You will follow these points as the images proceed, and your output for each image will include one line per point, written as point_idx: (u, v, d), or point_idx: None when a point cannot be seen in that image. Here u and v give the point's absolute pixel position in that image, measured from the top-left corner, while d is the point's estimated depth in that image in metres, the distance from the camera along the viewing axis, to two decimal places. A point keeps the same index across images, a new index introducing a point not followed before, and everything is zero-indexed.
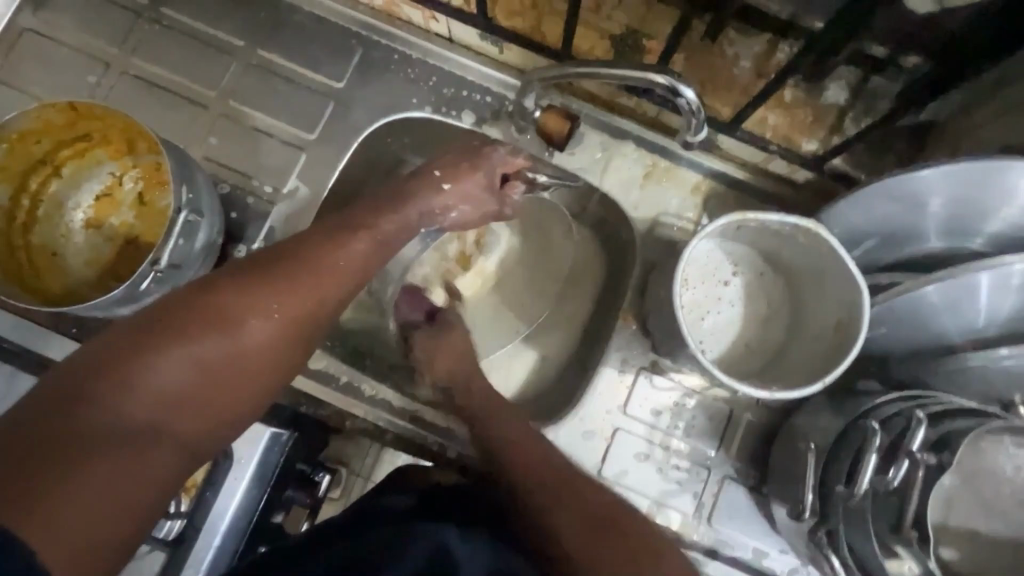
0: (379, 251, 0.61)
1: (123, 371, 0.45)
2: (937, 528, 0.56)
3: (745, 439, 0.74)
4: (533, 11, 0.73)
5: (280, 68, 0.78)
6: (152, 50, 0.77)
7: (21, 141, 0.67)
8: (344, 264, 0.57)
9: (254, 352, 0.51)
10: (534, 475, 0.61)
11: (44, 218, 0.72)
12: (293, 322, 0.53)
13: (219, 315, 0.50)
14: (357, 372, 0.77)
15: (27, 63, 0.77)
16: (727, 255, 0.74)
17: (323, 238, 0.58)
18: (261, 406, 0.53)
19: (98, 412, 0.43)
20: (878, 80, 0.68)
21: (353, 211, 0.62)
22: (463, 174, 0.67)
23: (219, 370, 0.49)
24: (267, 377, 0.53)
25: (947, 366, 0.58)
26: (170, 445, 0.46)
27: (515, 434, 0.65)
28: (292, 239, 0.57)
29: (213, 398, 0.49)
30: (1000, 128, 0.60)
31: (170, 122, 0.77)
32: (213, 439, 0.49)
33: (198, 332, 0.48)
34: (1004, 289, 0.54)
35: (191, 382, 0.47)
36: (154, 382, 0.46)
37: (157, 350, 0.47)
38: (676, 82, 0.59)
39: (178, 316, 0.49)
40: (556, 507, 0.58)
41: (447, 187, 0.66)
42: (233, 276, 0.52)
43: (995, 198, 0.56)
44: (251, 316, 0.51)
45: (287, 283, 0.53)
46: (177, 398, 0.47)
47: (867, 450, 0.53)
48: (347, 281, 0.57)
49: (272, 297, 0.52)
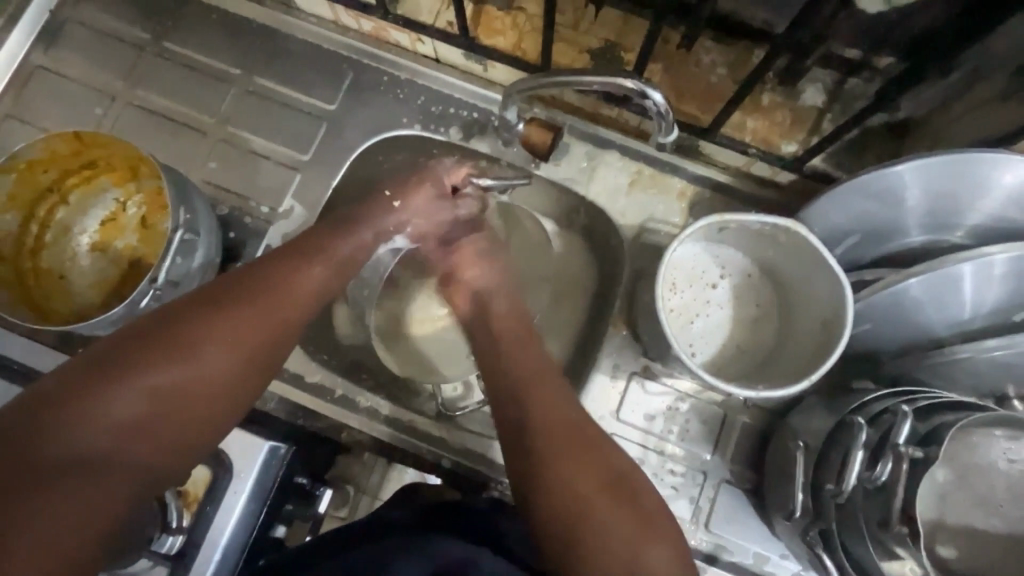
0: (342, 274, 0.64)
1: (78, 403, 0.46)
2: (933, 525, 0.55)
3: (741, 442, 0.73)
4: (514, 31, 0.77)
5: (275, 94, 0.81)
6: (155, 81, 0.82)
7: (30, 171, 0.71)
8: (301, 290, 0.59)
9: (213, 378, 0.52)
10: (552, 442, 0.58)
11: (51, 244, 0.76)
12: (250, 348, 0.54)
13: (175, 344, 0.51)
14: (351, 385, 0.79)
15: (39, 97, 0.81)
16: (713, 258, 0.74)
17: (281, 264, 0.59)
18: (223, 432, 0.54)
19: (54, 446, 0.45)
20: (854, 82, 0.71)
21: (316, 235, 0.64)
22: (412, 189, 0.71)
23: (176, 399, 0.50)
24: (228, 403, 0.53)
25: (937, 360, 0.58)
26: (127, 472, 0.48)
27: (556, 413, 0.60)
28: (249, 266, 0.58)
29: (170, 426, 0.50)
30: (974, 122, 0.61)
31: (173, 149, 0.80)
32: (172, 465, 0.50)
33: (153, 361, 0.50)
34: (987, 281, 0.55)
35: (148, 411, 0.49)
36: (110, 412, 0.47)
37: (114, 381, 0.48)
38: (644, 86, 0.61)
39: (135, 347, 0.50)
40: (576, 469, 0.57)
41: (397, 204, 0.70)
42: (191, 304, 0.54)
43: (969, 189, 0.57)
44: (207, 344, 0.52)
45: (242, 310, 0.55)
46: (134, 428, 0.48)
47: (855, 447, 0.53)
48: (306, 306, 0.59)
49: (228, 325, 0.53)
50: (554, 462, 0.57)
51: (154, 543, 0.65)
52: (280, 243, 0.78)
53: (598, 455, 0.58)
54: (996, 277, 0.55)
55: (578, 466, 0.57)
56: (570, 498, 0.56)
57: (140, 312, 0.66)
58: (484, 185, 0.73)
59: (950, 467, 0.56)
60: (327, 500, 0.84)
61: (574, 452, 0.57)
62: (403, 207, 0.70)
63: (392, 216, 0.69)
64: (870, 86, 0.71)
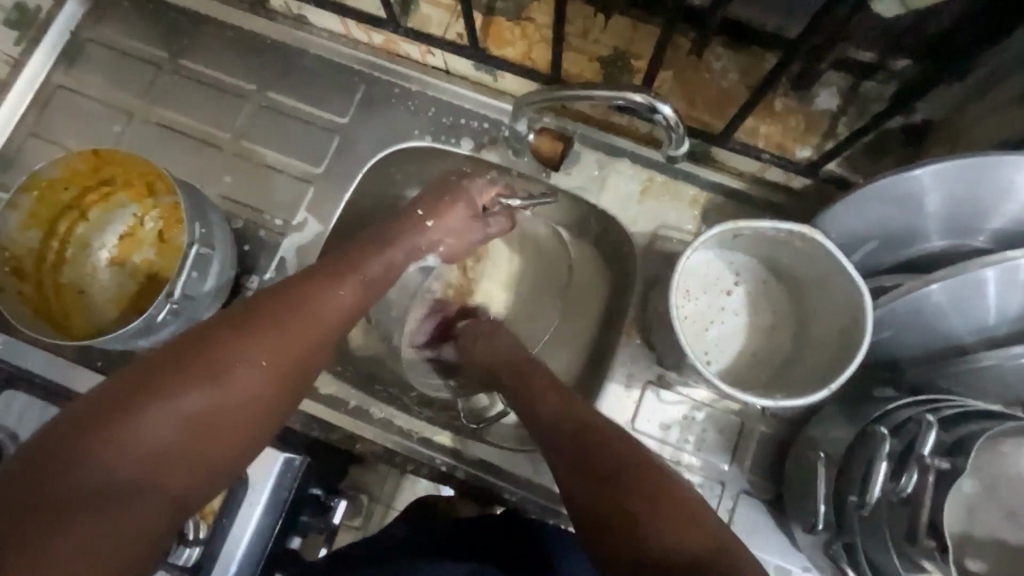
0: (369, 292, 0.64)
1: (107, 428, 0.46)
2: (961, 539, 0.54)
3: (759, 452, 0.72)
4: (523, 41, 0.77)
5: (289, 108, 0.82)
6: (172, 97, 0.83)
7: (50, 188, 0.72)
8: (331, 311, 0.59)
9: (241, 402, 0.52)
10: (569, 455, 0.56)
11: (72, 259, 0.77)
12: (278, 370, 0.55)
13: (205, 368, 0.51)
14: (367, 397, 0.77)
15: (60, 116, 0.84)
16: (728, 265, 0.73)
17: (309, 284, 0.59)
18: (250, 454, 0.54)
19: (86, 471, 0.45)
20: (869, 84, 0.70)
21: (342, 254, 0.65)
22: (445, 209, 0.71)
23: (204, 424, 0.50)
24: (257, 426, 0.54)
25: (960, 367, 0.57)
26: (159, 497, 0.47)
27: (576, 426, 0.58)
28: (281, 287, 0.58)
29: (198, 450, 0.50)
30: (995, 123, 0.60)
31: (189, 164, 0.82)
32: (202, 488, 0.51)
33: (186, 385, 0.50)
34: (1012, 286, 0.54)
35: (176, 436, 0.49)
36: (140, 437, 0.47)
37: (143, 405, 0.48)
38: (653, 99, 0.61)
39: (163, 370, 0.50)
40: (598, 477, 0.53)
41: (431, 224, 0.70)
42: (222, 327, 0.54)
43: (992, 194, 0.56)
44: (239, 368, 0.52)
45: (273, 333, 0.55)
46: (162, 452, 0.48)
47: (878, 458, 0.52)
48: (335, 328, 0.59)
49: (260, 348, 0.54)
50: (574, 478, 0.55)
51: (171, 556, 0.65)
52: (293, 255, 0.79)
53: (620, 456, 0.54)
54: (1021, 282, 0.53)
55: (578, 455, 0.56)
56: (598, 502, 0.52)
57: (157, 327, 0.67)
58: (513, 206, 0.75)
59: (977, 479, 0.54)
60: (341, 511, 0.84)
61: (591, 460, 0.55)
62: (435, 227, 0.71)
63: (423, 236, 0.70)
64: (886, 89, 0.70)
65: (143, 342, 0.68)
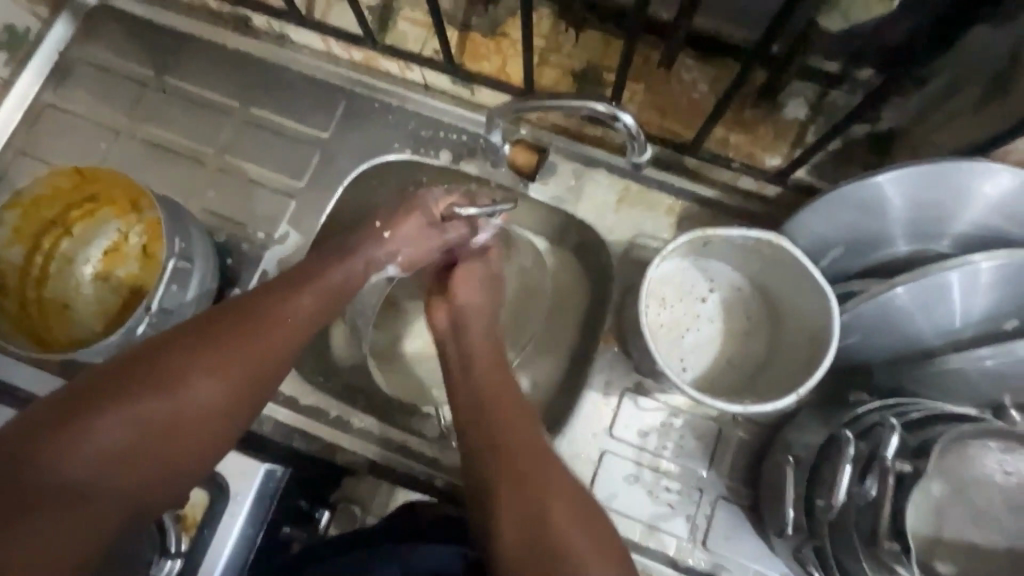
0: (333, 301, 0.64)
1: (65, 432, 0.48)
2: (929, 541, 0.55)
3: (736, 457, 0.72)
4: (498, 55, 0.79)
5: (271, 123, 0.84)
6: (156, 115, 0.85)
7: (34, 205, 0.74)
8: (293, 318, 0.60)
9: (199, 409, 0.53)
10: (523, 468, 0.58)
11: (55, 274, 0.78)
12: (237, 377, 0.55)
13: (163, 375, 0.52)
14: (346, 406, 0.78)
15: (46, 134, 0.85)
16: (702, 272, 0.74)
17: (271, 294, 0.60)
18: (211, 461, 0.55)
19: (44, 472, 0.47)
20: (836, 94, 0.72)
21: (307, 264, 0.66)
22: (401, 219, 0.70)
23: (161, 429, 0.51)
24: (216, 433, 0.54)
25: (929, 371, 0.58)
26: (114, 500, 0.49)
27: (521, 436, 0.61)
28: (244, 296, 0.60)
29: (156, 455, 0.51)
30: (955, 131, 0.61)
31: (172, 179, 0.83)
32: (158, 493, 0.52)
33: (143, 390, 0.51)
34: (975, 289, 0.55)
35: (134, 439, 0.50)
36: (96, 442, 0.48)
37: (101, 410, 0.49)
38: (614, 108, 0.62)
39: (124, 375, 0.51)
40: (534, 485, 0.57)
41: (388, 235, 0.69)
42: (183, 335, 0.55)
43: (949, 198, 0.58)
44: (196, 374, 0.53)
45: (232, 340, 0.56)
46: (118, 456, 0.49)
47: (843, 461, 0.52)
48: (297, 336, 0.60)
49: (219, 355, 0.55)
50: (508, 487, 0.57)
51: (153, 569, 0.64)
52: (275, 268, 0.80)
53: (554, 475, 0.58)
54: (983, 285, 0.54)
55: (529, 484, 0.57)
56: (545, 519, 0.54)
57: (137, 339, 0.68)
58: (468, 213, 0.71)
59: (944, 481, 0.55)
60: (325, 522, 0.85)
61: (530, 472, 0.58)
62: (392, 238, 0.69)
63: (381, 246, 0.69)
64: (853, 98, 0.71)
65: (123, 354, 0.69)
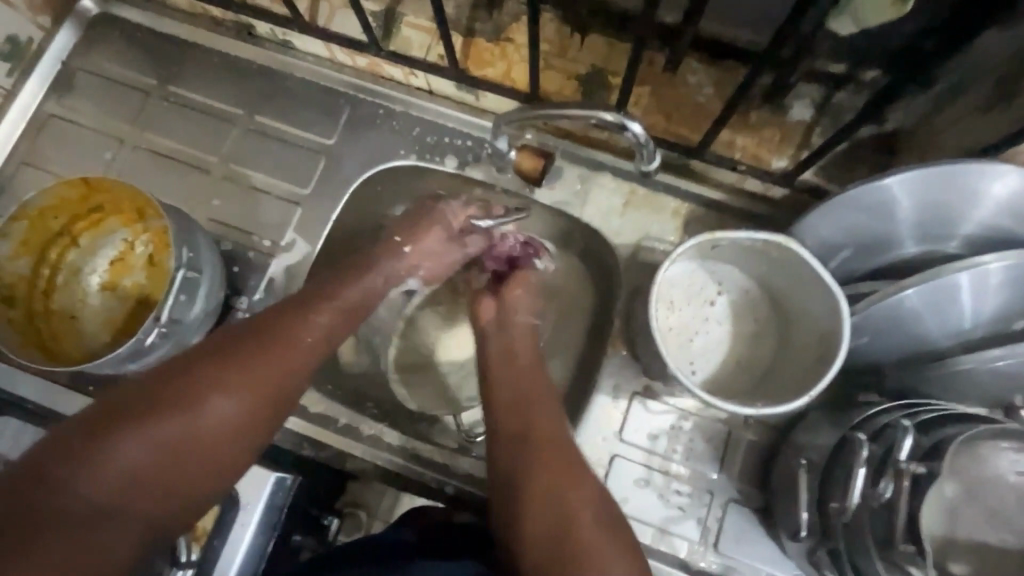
0: (349, 320, 0.65)
1: (85, 452, 0.48)
2: (944, 543, 0.55)
3: (747, 460, 0.72)
4: (503, 60, 0.79)
5: (276, 131, 0.84)
6: (161, 124, 0.85)
7: (40, 217, 0.74)
8: (311, 339, 0.60)
9: (219, 430, 0.53)
10: (546, 471, 0.58)
11: (62, 285, 0.78)
12: (254, 397, 0.55)
13: (182, 395, 0.52)
14: (355, 414, 0.78)
15: (50, 145, 0.85)
16: (710, 275, 0.74)
17: (288, 315, 0.61)
18: (229, 483, 0.54)
19: (66, 493, 0.47)
20: (842, 95, 0.72)
21: (323, 282, 0.66)
22: (422, 233, 0.73)
23: (180, 450, 0.51)
24: (236, 455, 0.54)
25: (940, 372, 0.58)
26: (133, 522, 0.49)
27: (549, 438, 0.61)
28: (263, 315, 0.60)
29: (175, 475, 0.51)
30: (961, 132, 0.61)
31: (178, 189, 0.83)
32: (177, 515, 0.51)
33: (165, 412, 0.51)
34: (985, 290, 0.55)
35: (155, 461, 0.50)
36: (115, 462, 0.48)
37: (122, 430, 0.49)
38: (622, 117, 0.62)
39: (146, 396, 0.51)
40: (562, 505, 0.56)
41: (407, 250, 0.72)
42: (205, 355, 0.55)
43: (959, 201, 0.58)
44: (216, 395, 0.53)
45: (252, 360, 0.56)
46: (137, 479, 0.49)
47: (856, 463, 0.53)
48: (314, 354, 0.60)
49: (239, 375, 0.55)
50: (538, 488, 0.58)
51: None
52: (282, 275, 0.80)
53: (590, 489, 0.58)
54: (993, 286, 0.54)
55: (554, 491, 0.57)
56: (563, 526, 0.55)
57: (146, 350, 0.68)
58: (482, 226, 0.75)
59: (958, 482, 0.55)
60: (332, 530, 0.85)
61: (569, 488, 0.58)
62: (413, 252, 0.72)
63: (401, 261, 0.71)
64: (858, 99, 0.71)
65: (132, 365, 0.69)
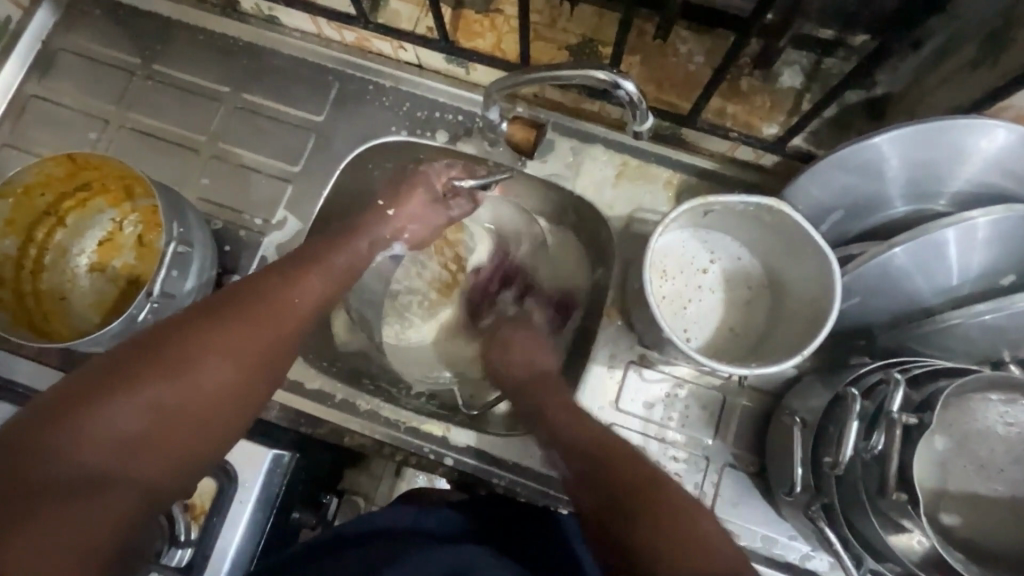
0: (337, 287, 0.66)
1: (73, 419, 0.46)
2: (935, 494, 0.57)
3: (741, 426, 0.73)
4: (492, 32, 0.78)
5: (264, 108, 0.83)
6: (146, 103, 0.83)
7: (26, 195, 0.72)
8: (298, 301, 0.61)
9: (214, 392, 0.52)
10: (581, 455, 0.58)
11: (50, 266, 0.77)
12: (247, 361, 0.55)
13: (173, 358, 0.51)
14: (353, 390, 0.77)
15: (33, 127, 0.83)
16: (702, 243, 0.75)
17: (278, 281, 0.61)
18: (224, 446, 0.54)
19: (58, 459, 0.44)
20: (831, 62, 0.73)
21: (309, 248, 0.67)
22: (405, 197, 0.75)
23: (175, 413, 0.50)
24: (230, 416, 0.54)
25: (929, 329, 0.58)
26: (132, 488, 0.47)
27: (574, 423, 0.61)
28: (248, 280, 0.60)
29: (172, 438, 0.50)
30: (947, 94, 0.62)
31: (165, 168, 0.82)
32: (174, 480, 0.50)
33: (157, 375, 0.50)
34: (972, 245, 0.55)
35: (150, 424, 0.49)
36: (108, 426, 0.47)
37: (112, 395, 0.47)
38: (616, 76, 0.61)
39: (133, 361, 0.50)
40: (603, 474, 0.55)
41: (392, 212, 0.74)
42: (190, 320, 0.54)
43: (948, 156, 0.59)
44: (209, 358, 0.53)
45: (243, 324, 0.56)
46: (133, 443, 0.48)
47: (850, 418, 0.53)
48: (305, 317, 0.61)
49: (230, 337, 0.55)
50: (580, 469, 0.57)
51: (164, 556, 0.64)
52: (274, 253, 0.79)
53: (626, 457, 0.56)
54: (980, 241, 0.55)
55: (594, 472, 0.56)
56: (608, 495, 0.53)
57: (138, 327, 0.67)
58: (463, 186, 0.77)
59: (947, 435, 0.57)
60: (332, 508, 0.85)
61: (602, 498, 0.54)
62: (396, 214, 0.74)
63: (387, 225, 0.73)
64: (846, 65, 0.72)
65: None
